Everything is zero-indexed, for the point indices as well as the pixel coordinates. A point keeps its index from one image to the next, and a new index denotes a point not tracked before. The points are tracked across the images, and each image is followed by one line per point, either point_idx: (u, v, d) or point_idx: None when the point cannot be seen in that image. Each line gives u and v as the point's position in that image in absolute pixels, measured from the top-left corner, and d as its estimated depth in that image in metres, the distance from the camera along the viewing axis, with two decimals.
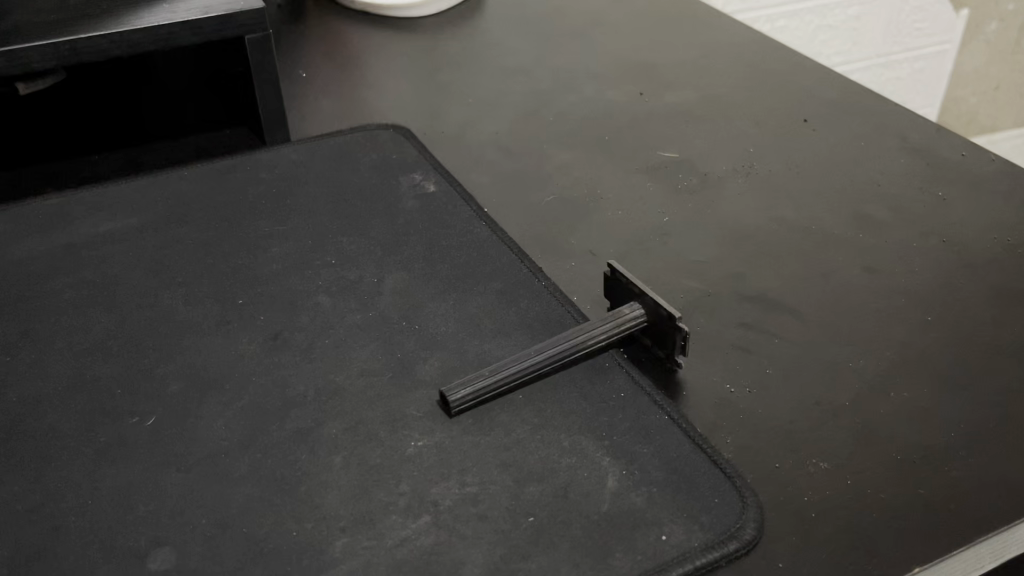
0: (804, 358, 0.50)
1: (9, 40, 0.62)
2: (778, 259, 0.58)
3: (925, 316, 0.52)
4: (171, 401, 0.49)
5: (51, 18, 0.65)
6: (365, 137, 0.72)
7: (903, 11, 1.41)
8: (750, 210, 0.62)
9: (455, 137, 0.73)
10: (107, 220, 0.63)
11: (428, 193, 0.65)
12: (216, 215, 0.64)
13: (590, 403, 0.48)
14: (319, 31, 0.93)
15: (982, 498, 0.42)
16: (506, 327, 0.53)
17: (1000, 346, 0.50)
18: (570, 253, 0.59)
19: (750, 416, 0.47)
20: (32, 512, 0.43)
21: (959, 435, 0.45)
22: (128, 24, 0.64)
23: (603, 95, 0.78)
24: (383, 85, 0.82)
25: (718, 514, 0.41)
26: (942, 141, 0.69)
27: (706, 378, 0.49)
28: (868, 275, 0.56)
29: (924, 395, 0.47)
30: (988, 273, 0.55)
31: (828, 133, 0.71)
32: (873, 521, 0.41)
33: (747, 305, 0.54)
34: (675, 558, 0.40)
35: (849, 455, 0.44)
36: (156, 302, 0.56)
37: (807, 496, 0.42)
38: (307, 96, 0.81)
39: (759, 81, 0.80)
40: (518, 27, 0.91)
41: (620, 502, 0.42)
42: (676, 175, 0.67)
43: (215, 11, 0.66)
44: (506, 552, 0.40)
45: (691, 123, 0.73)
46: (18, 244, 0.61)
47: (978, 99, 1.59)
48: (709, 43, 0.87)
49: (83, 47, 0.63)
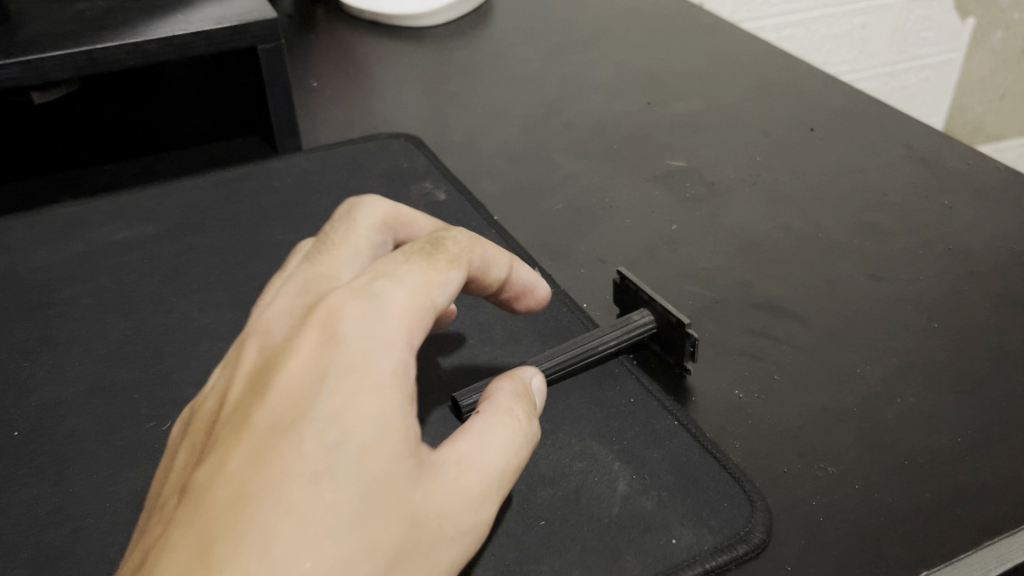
0: (811, 364, 0.50)
1: (27, 50, 0.63)
2: (785, 266, 0.58)
3: (930, 323, 0.53)
4: (187, 405, 0.50)
5: (68, 29, 0.66)
6: (377, 146, 0.73)
7: (909, 20, 1.42)
8: (757, 218, 0.63)
9: (465, 146, 0.74)
10: (123, 228, 0.64)
11: (439, 202, 0.66)
12: (231, 222, 0.65)
13: (600, 408, 0.48)
14: (329, 40, 0.94)
15: (989, 502, 0.42)
16: (516, 333, 0.54)
17: (1006, 352, 0.50)
18: (580, 260, 0.60)
19: (759, 421, 0.47)
20: (52, 515, 0.44)
21: (964, 440, 0.45)
22: (144, 35, 0.65)
23: (612, 105, 0.79)
24: (393, 94, 0.83)
25: (727, 518, 0.42)
26: (947, 150, 0.70)
27: (714, 384, 0.50)
28: (874, 283, 0.56)
29: (930, 401, 0.48)
30: (995, 280, 0.56)
31: (834, 142, 0.72)
32: (880, 525, 0.42)
33: (755, 312, 0.54)
34: (685, 560, 0.40)
35: (856, 459, 0.45)
36: (172, 308, 0.57)
37: (815, 500, 0.43)
38: (318, 105, 0.82)
39: (765, 90, 0.81)
40: (526, 37, 0.92)
41: (630, 505, 0.43)
42: (684, 183, 0.67)
43: (229, 22, 0.67)
44: (519, 555, 0.41)
45: (699, 132, 0.74)
46: (36, 251, 0.62)
47: (984, 107, 1.60)
48: (715, 53, 0.88)
49: (100, 57, 0.64)
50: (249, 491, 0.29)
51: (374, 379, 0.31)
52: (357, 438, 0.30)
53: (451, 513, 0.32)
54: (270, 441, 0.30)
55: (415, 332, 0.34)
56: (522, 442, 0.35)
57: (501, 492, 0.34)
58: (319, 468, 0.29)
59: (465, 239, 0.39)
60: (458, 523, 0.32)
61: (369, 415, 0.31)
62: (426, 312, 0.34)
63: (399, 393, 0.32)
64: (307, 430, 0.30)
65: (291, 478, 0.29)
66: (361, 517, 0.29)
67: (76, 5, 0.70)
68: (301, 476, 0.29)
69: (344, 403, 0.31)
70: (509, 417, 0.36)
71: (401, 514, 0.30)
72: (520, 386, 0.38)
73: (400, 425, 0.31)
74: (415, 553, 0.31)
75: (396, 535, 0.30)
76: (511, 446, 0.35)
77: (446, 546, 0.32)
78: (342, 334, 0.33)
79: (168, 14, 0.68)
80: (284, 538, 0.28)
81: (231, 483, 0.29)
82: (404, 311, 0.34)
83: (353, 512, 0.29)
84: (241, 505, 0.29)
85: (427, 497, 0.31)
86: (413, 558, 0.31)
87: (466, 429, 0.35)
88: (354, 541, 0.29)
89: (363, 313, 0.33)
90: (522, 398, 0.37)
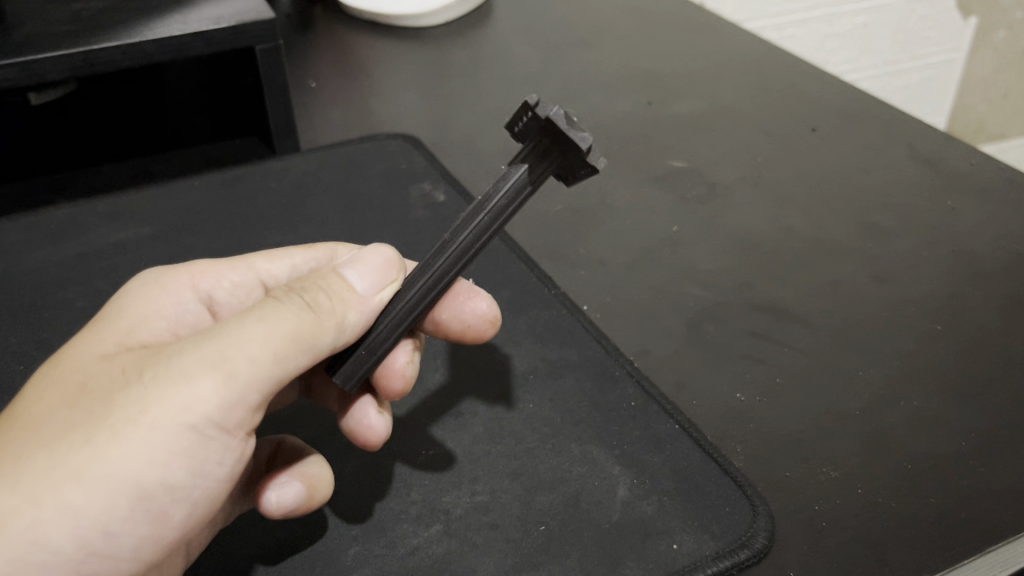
0: (813, 367, 0.50)
1: (22, 51, 0.62)
2: (786, 267, 0.58)
3: (934, 325, 0.52)
4: None
5: (63, 30, 0.65)
6: (375, 147, 0.73)
7: (912, 20, 1.41)
8: (758, 219, 0.63)
9: (463, 146, 0.74)
10: (119, 229, 0.64)
11: (438, 203, 0.66)
12: (228, 223, 0.65)
13: (600, 412, 0.48)
14: (327, 41, 0.93)
15: (995, 506, 0.42)
16: (513, 336, 0.54)
17: (1009, 354, 0.50)
18: (580, 261, 0.60)
19: (761, 425, 0.47)
20: None
21: (967, 444, 0.45)
22: (140, 36, 0.64)
23: (612, 106, 0.78)
24: (391, 95, 0.82)
25: (728, 523, 0.41)
26: (950, 150, 0.69)
27: (715, 386, 0.49)
28: (876, 284, 0.56)
29: (933, 405, 0.47)
30: (999, 282, 0.55)
31: (835, 142, 0.71)
32: (885, 528, 0.41)
33: (758, 315, 0.54)
34: (686, 566, 0.40)
35: (859, 463, 0.44)
36: None
37: (818, 505, 0.42)
38: (316, 105, 0.81)
39: (765, 90, 0.80)
40: (524, 38, 0.92)
41: (630, 510, 0.42)
42: (685, 183, 0.67)
43: (226, 22, 0.66)
44: (518, 561, 0.40)
45: (698, 132, 0.74)
46: (31, 253, 0.62)
47: (986, 106, 1.60)
48: (715, 52, 0.88)
49: (96, 58, 0.63)
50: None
51: (155, 289, 0.45)
52: (96, 328, 0.41)
53: (155, 366, 0.36)
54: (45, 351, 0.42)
55: (227, 271, 0.48)
56: (285, 310, 0.38)
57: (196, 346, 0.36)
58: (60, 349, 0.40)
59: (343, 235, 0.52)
60: (161, 372, 0.35)
61: (112, 313, 0.42)
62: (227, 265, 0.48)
63: (155, 298, 0.44)
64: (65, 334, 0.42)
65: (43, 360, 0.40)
66: (67, 373, 0.37)
67: (72, 5, 0.70)
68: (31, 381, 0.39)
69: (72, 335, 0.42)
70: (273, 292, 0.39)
71: (99, 369, 0.37)
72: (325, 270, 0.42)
73: (147, 316, 0.43)
74: (102, 396, 0.35)
75: (62, 399, 0.36)
76: (249, 311, 0.37)
77: (148, 390, 0.35)
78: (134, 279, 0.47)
79: (164, 14, 0.68)
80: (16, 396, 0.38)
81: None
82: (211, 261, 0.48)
83: (59, 370, 0.38)
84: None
85: (132, 358, 0.37)
86: (82, 411, 0.35)
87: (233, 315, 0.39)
88: (56, 386, 0.37)
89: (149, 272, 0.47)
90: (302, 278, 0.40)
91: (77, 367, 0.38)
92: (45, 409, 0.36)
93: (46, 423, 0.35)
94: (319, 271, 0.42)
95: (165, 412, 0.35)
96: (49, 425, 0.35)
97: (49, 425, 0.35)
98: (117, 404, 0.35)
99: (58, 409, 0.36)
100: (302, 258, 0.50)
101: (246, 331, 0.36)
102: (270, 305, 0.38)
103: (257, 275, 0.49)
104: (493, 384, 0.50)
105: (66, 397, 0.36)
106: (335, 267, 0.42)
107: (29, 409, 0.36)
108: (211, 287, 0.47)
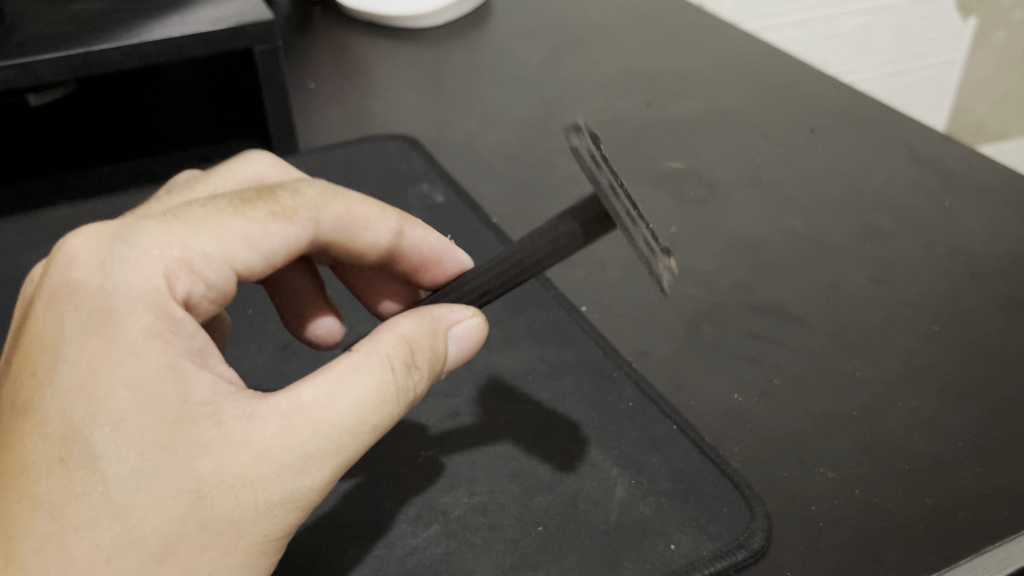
0: (811, 368, 0.50)
1: (20, 52, 0.62)
2: (783, 268, 0.58)
3: (931, 326, 0.52)
4: None
5: (63, 31, 0.65)
6: (374, 148, 0.73)
7: (911, 20, 1.41)
8: (757, 220, 0.63)
9: (462, 146, 0.74)
10: None
11: (437, 204, 0.66)
12: None
13: (598, 412, 0.48)
14: (326, 42, 0.93)
15: (993, 507, 0.42)
16: (513, 337, 0.54)
17: (1008, 356, 0.50)
18: (579, 262, 0.60)
19: (758, 426, 0.47)
20: None
21: (965, 445, 0.45)
22: (139, 37, 0.65)
23: (612, 107, 0.78)
24: (391, 96, 0.82)
25: (726, 524, 0.42)
26: (948, 151, 0.69)
27: (713, 388, 0.49)
28: (874, 285, 0.56)
29: (932, 406, 0.47)
30: (997, 283, 0.55)
31: (832, 143, 0.72)
32: (883, 530, 0.41)
33: (756, 316, 0.54)
34: (683, 567, 0.40)
35: (857, 463, 0.44)
36: None
37: (815, 506, 0.42)
38: (314, 105, 0.82)
39: (763, 90, 0.80)
40: (523, 39, 0.92)
41: (628, 511, 0.42)
42: (684, 184, 0.67)
43: (225, 23, 0.66)
44: (517, 561, 0.40)
45: (695, 132, 0.74)
46: (30, 255, 0.62)
47: (985, 107, 1.60)
48: (714, 53, 0.88)
49: (94, 60, 0.63)
50: (50, 434, 0.32)
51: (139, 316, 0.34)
52: (153, 388, 0.33)
53: (279, 482, 0.34)
54: (59, 389, 0.33)
55: (198, 264, 0.37)
56: (398, 403, 0.37)
57: (319, 457, 0.35)
58: (110, 416, 0.32)
59: (314, 196, 0.42)
60: (283, 492, 0.34)
61: (153, 365, 0.33)
62: (196, 252, 0.37)
63: (167, 334, 0.34)
64: (95, 379, 0.33)
65: (87, 423, 0.32)
66: (139, 482, 0.32)
67: (71, 7, 0.70)
68: (63, 463, 0.32)
69: (77, 384, 0.33)
70: (385, 367, 0.37)
71: (203, 471, 0.33)
72: (427, 325, 0.39)
73: (178, 359, 0.34)
74: (228, 516, 0.33)
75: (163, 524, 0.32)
76: (371, 409, 0.36)
77: (277, 513, 0.34)
78: (114, 282, 0.35)
79: (163, 14, 0.68)
80: (57, 485, 0.32)
81: (34, 431, 0.33)
82: (163, 245, 0.36)
83: (146, 469, 0.32)
84: (43, 444, 0.32)
85: (238, 457, 0.33)
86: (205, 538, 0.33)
87: (331, 388, 0.35)
88: (141, 504, 0.32)
89: (122, 266, 0.35)
90: (410, 349, 0.38)
91: (161, 462, 0.32)
92: (157, 528, 0.32)
93: (165, 557, 0.32)
94: (413, 322, 0.39)
95: (292, 528, 0.35)
96: (164, 551, 0.32)
97: (162, 551, 0.32)
98: (247, 528, 0.34)
99: (164, 532, 0.32)
100: (281, 237, 0.39)
101: (372, 435, 0.36)
102: (384, 400, 0.36)
103: (228, 260, 0.38)
104: (493, 385, 0.50)
105: (178, 513, 0.32)
106: (434, 329, 0.40)
107: (114, 525, 0.32)
108: (192, 288, 0.36)
